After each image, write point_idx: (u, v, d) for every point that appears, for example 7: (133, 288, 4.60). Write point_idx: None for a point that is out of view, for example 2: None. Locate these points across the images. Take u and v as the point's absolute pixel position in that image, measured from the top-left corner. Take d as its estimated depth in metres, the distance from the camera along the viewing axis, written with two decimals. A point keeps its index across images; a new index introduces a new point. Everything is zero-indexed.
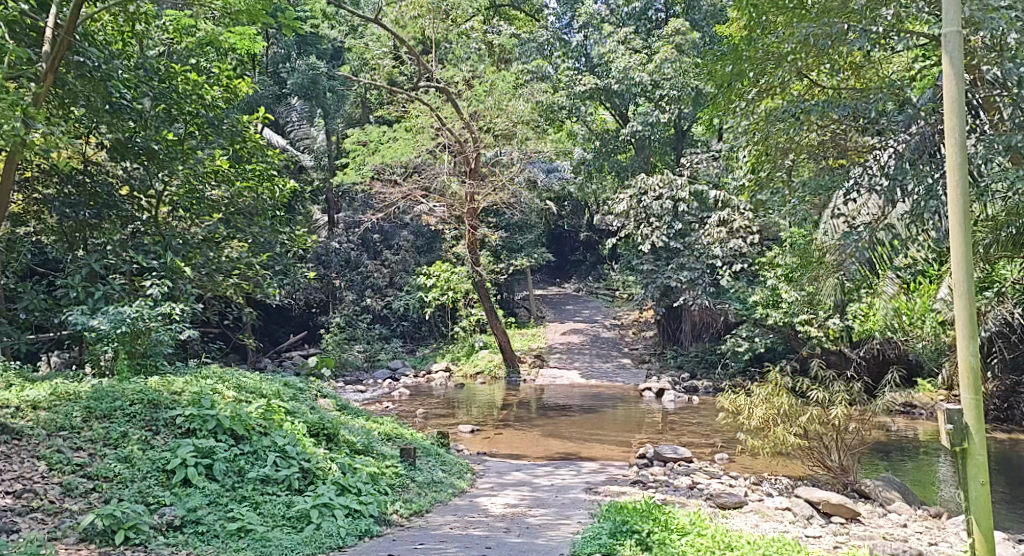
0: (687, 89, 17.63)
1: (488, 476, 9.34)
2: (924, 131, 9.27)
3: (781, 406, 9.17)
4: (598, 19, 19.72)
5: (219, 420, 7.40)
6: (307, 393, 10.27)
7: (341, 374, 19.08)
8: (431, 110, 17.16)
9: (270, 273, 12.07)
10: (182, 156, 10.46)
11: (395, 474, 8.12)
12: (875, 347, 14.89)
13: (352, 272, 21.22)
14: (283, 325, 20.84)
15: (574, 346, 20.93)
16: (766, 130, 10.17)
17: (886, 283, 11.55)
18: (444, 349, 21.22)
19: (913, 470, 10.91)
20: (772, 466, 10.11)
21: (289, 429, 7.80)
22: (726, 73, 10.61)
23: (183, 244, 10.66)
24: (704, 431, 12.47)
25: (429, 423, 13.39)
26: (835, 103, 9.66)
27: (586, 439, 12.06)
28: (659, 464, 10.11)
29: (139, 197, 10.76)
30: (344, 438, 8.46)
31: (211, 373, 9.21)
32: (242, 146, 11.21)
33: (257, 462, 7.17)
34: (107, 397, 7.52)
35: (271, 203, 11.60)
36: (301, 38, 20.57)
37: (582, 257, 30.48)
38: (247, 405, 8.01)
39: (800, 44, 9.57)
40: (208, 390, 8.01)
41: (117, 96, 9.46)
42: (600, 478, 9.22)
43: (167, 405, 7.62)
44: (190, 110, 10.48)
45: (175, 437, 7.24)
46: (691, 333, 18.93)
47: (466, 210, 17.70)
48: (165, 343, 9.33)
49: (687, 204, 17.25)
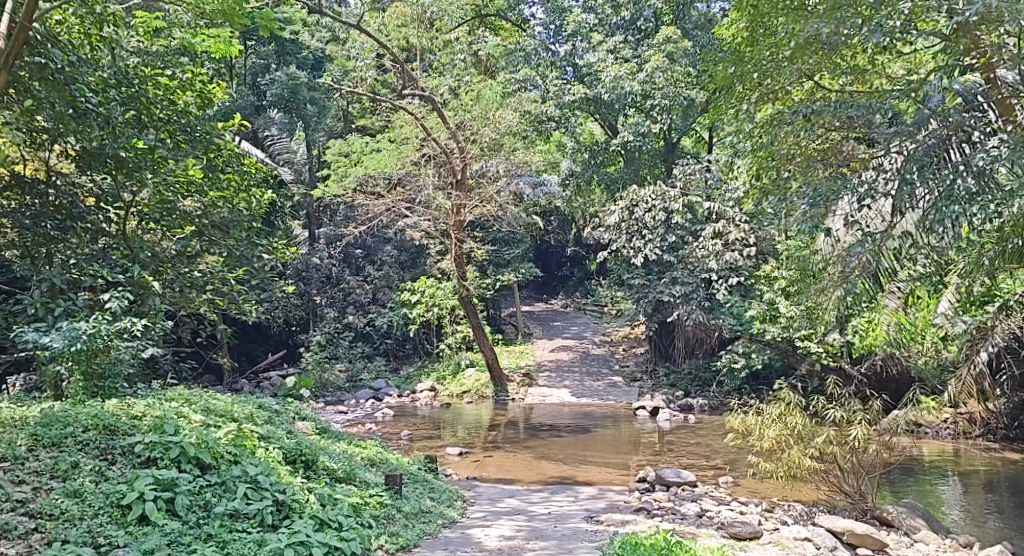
0: (680, 99, 17.23)
1: (479, 503, 8.75)
2: (937, 133, 8.73)
3: (795, 427, 8.63)
4: (586, 28, 18.99)
5: (183, 448, 6.74)
6: (284, 416, 9.66)
7: (321, 394, 18.40)
8: (416, 120, 16.62)
9: (246, 289, 11.44)
10: (152, 165, 9.72)
11: (380, 504, 7.51)
12: (877, 364, 14.37)
13: (333, 289, 20.63)
14: (261, 344, 20.15)
15: (563, 364, 20.38)
16: (771, 134, 9.87)
17: (889, 297, 11.15)
18: (428, 367, 20.56)
19: (926, 494, 10.36)
20: (782, 490, 9.58)
21: (262, 457, 7.18)
22: (727, 75, 10.17)
23: (153, 256, 10.04)
24: (704, 452, 11.91)
25: (415, 446, 12.75)
26: (851, 104, 9.16)
27: (581, 462, 11.45)
28: (661, 489, 9.55)
29: (105, 207, 9.98)
30: (324, 465, 7.84)
31: (177, 395, 8.55)
32: (217, 154, 10.55)
33: (225, 495, 6.52)
34: (57, 423, 6.83)
35: (248, 215, 10.85)
36: (280, 46, 19.81)
37: (569, 272, 30.02)
38: (216, 431, 7.38)
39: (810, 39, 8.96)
40: (172, 414, 7.37)
41: (82, 100, 8.88)
42: (599, 505, 8.63)
43: (125, 431, 6.95)
44: (161, 116, 9.76)
45: (133, 467, 6.59)
46: (684, 349, 18.33)
47: (451, 223, 17.01)
48: (126, 363, 8.69)
49: (680, 216, 16.82)
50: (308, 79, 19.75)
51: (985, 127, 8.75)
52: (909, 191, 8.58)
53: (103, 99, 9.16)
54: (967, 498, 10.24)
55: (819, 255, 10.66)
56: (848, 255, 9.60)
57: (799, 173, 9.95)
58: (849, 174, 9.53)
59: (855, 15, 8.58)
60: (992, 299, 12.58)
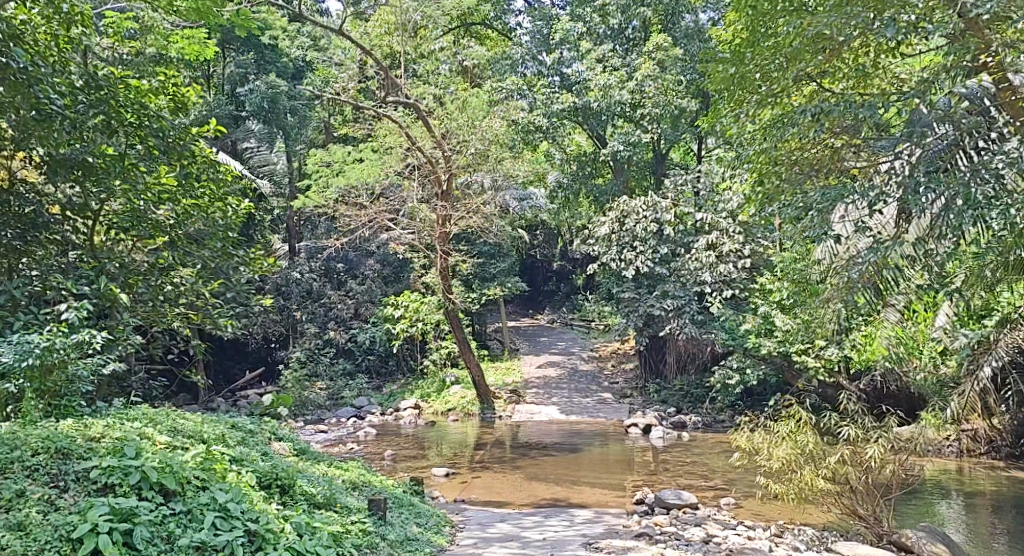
0: (671, 109, 16.95)
1: (469, 529, 8.27)
2: (943, 138, 8.37)
3: (807, 446, 8.20)
4: (574, 36, 18.69)
5: (145, 473, 6.17)
6: (260, 436, 9.13)
7: (301, 413, 17.71)
8: (400, 129, 16.12)
9: (221, 303, 10.88)
10: (123, 173, 9.14)
11: (363, 532, 6.99)
12: (875, 380, 13.96)
13: (314, 304, 20.09)
14: (239, 361, 19.58)
15: (551, 380, 19.88)
16: (774, 138, 9.30)
17: (890, 311, 10.81)
18: (413, 384, 19.98)
19: (931, 515, 9.94)
20: (789, 513, 9.17)
21: (233, 482, 6.62)
22: (727, 77, 9.67)
23: (122, 268, 9.44)
24: (703, 472, 11.48)
25: (399, 466, 12.20)
26: (863, 103, 8.54)
27: (575, 482, 10.96)
28: (660, 512, 9.14)
29: (73, 216, 9.42)
30: (302, 491, 7.30)
31: (142, 414, 7.98)
32: (192, 161, 9.91)
33: (190, 525, 5.94)
34: (5, 446, 6.26)
35: (223, 225, 10.38)
36: (259, 55, 19.37)
37: (554, 287, 29.64)
38: (183, 453, 6.81)
39: (816, 36, 8.45)
40: (134, 436, 6.83)
41: (46, 101, 8.13)
42: (597, 530, 8.20)
43: (80, 455, 6.39)
44: (131, 120, 9.09)
45: (87, 496, 6.01)
46: (675, 365, 17.87)
47: (437, 234, 16.62)
48: (84, 380, 8.04)
49: (671, 227, 16.48)
50: (289, 87, 19.34)
51: (992, 131, 8.36)
52: (920, 196, 8.11)
53: (70, 102, 8.58)
54: (975, 518, 9.86)
55: (819, 266, 10.28)
56: (852, 267, 9.20)
57: (803, 179, 9.42)
58: (855, 179, 9.09)
59: (866, 9, 7.99)
60: (993, 312, 12.24)
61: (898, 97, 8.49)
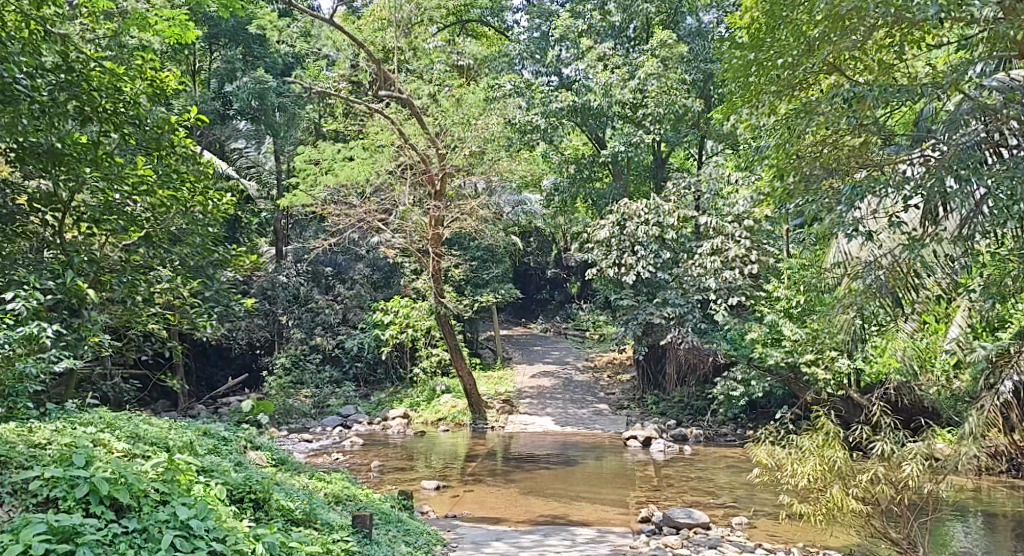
0: (675, 108, 16.43)
1: (462, 549, 7.66)
2: (974, 135, 7.59)
3: (835, 462, 7.56)
4: (575, 32, 17.96)
5: (94, 486, 5.50)
6: (236, 444, 8.49)
7: (284, 422, 16.98)
8: (394, 125, 15.42)
9: (199, 302, 10.10)
10: (94, 160, 8.42)
11: (346, 552, 6.35)
12: (886, 393, 13.35)
13: (300, 308, 19.49)
14: (221, 367, 19.04)
15: (545, 390, 19.26)
16: (797, 130, 8.54)
17: (906, 321, 10.24)
18: (403, 392, 19.30)
19: (952, 538, 9.32)
20: (807, 534, 8.71)
21: (198, 495, 5.94)
22: (747, 63, 8.94)
23: (92, 262, 8.70)
24: (710, 488, 10.89)
25: (387, 479, 11.55)
26: (899, 87, 7.74)
27: (576, 499, 10.26)
28: (669, 531, 8.65)
29: (41, 208, 8.71)
30: (280, 505, 6.64)
31: (99, 419, 7.31)
32: (169, 151, 9.29)
33: (144, 546, 5.24)
34: None
35: (203, 219, 9.60)
36: (247, 50, 18.88)
37: (548, 295, 29.13)
38: (142, 463, 6.15)
39: (853, 18, 7.71)
40: (85, 442, 6.18)
41: (11, 81, 7.41)
42: (601, 552, 7.66)
43: (20, 463, 5.75)
44: (105, 107, 8.41)
45: (26, 511, 5.38)
46: (675, 376, 17.32)
47: (429, 236, 16.01)
48: (36, 379, 7.37)
49: (675, 231, 16.03)
50: (277, 83, 18.60)
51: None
52: (953, 195, 7.37)
53: (38, 84, 7.84)
54: (998, 541, 9.27)
55: (835, 271, 9.73)
56: (870, 271, 8.59)
57: (822, 176, 8.70)
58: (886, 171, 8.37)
59: None
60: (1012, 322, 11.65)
61: (937, 84, 7.69)
